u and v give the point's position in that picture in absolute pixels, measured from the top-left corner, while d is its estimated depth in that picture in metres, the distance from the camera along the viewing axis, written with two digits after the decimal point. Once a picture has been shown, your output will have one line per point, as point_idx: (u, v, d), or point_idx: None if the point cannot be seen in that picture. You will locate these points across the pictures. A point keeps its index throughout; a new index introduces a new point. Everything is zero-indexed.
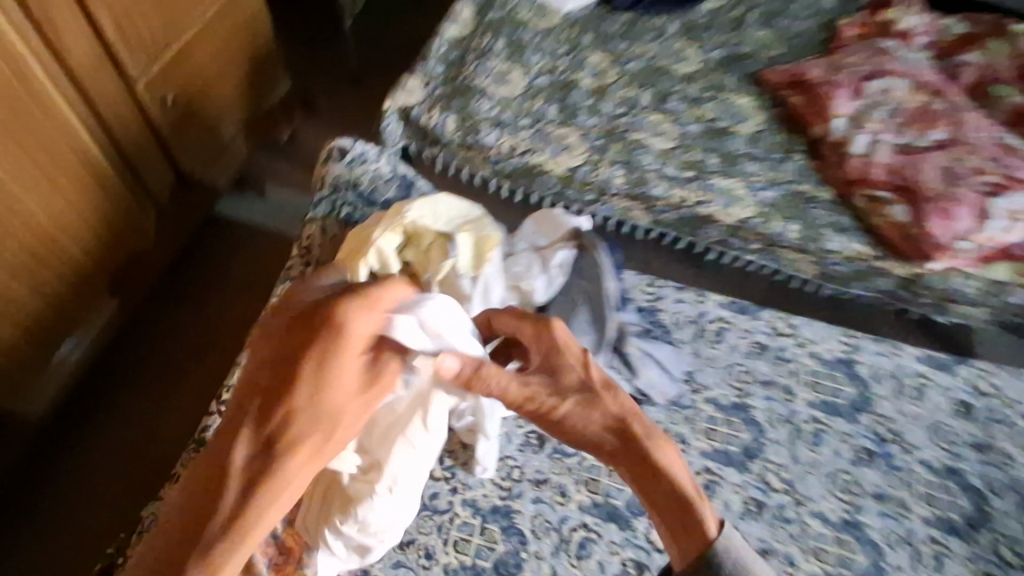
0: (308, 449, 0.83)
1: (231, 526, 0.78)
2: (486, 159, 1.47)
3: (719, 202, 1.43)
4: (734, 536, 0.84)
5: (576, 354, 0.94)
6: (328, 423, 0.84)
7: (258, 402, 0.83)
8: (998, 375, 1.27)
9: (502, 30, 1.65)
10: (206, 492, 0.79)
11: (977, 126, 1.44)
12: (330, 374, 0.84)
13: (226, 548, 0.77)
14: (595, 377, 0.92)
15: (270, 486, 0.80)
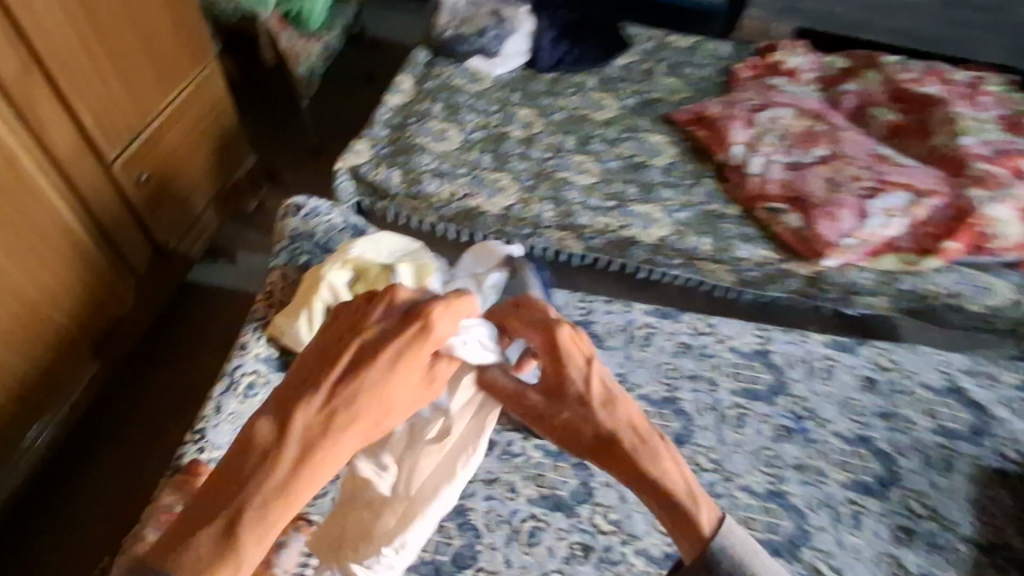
0: (359, 445, 0.78)
1: (271, 511, 0.73)
2: (431, 206, 1.66)
3: (639, 225, 1.61)
4: (732, 535, 0.82)
5: (579, 365, 0.87)
6: (382, 420, 0.79)
7: (321, 390, 0.76)
8: (896, 351, 1.42)
9: (440, 96, 1.88)
10: (258, 465, 0.74)
11: (855, 140, 1.65)
12: (396, 371, 0.79)
13: (262, 535, 0.73)
14: (595, 392, 0.86)
15: (315, 477, 0.75)
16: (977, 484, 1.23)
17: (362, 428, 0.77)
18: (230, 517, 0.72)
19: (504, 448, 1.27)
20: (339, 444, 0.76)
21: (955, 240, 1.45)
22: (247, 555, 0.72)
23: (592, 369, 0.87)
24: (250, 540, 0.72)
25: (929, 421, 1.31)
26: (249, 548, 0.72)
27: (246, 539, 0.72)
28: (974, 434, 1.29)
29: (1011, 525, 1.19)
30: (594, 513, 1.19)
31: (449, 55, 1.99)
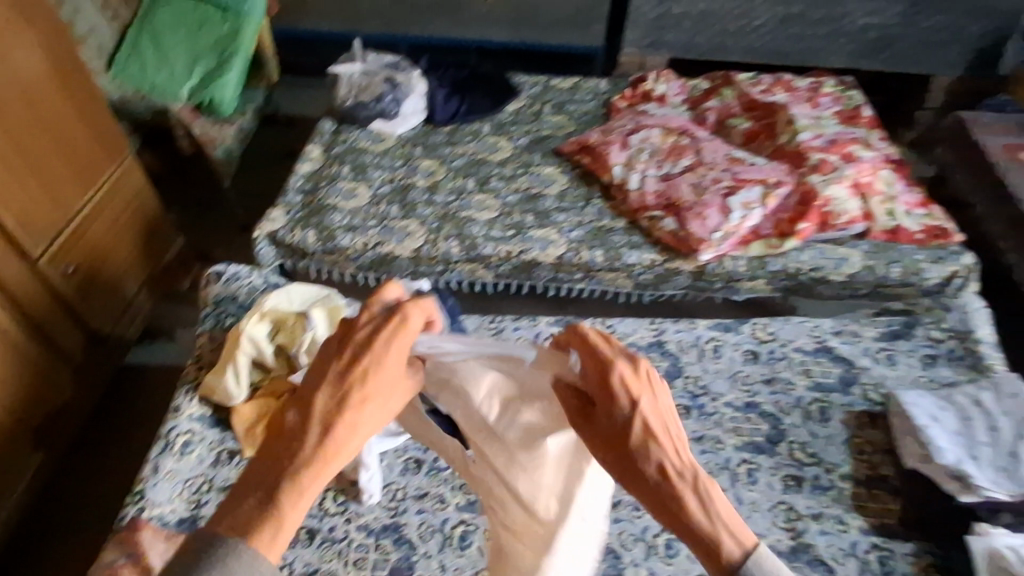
0: (374, 426, 0.79)
1: (300, 495, 0.71)
2: (348, 258, 1.80)
3: (537, 247, 1.78)
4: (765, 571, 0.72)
5: (622, 393, 0.78)
6: (391, 401, 0.81)
7: (329, 374, 0.76)
8: (773, 324, 1.60)
9: (349, 159, 2.06)
10: (286, 447, 0.73)
11: (714, 149, 1.91)
12: (399, 351, 0.80)
13: (294, 518, 0.70)
14: (636, 424, 0.78)
15: (337, 458, 0.75)
16: (851, 426, 1.38)
17: (378, 409, 0.79)
18: (263, 498, 0.70)
19: (432, 463, 1.35)
20: (356, 416, 0.76)
21: (807, 220, 1.69)
22: (282, 541, 0.69)
23: (639, 406, 0.78)
24: (282, 527, 0.69)
25: (806, 380, 1.47)
26: (282, 534, 0.69)
27: (278, 525, 0.69)
28: (845, 385, 1.46)
29: (884, 455, 1.33)
30: None
31: (354, 122, 2.18)
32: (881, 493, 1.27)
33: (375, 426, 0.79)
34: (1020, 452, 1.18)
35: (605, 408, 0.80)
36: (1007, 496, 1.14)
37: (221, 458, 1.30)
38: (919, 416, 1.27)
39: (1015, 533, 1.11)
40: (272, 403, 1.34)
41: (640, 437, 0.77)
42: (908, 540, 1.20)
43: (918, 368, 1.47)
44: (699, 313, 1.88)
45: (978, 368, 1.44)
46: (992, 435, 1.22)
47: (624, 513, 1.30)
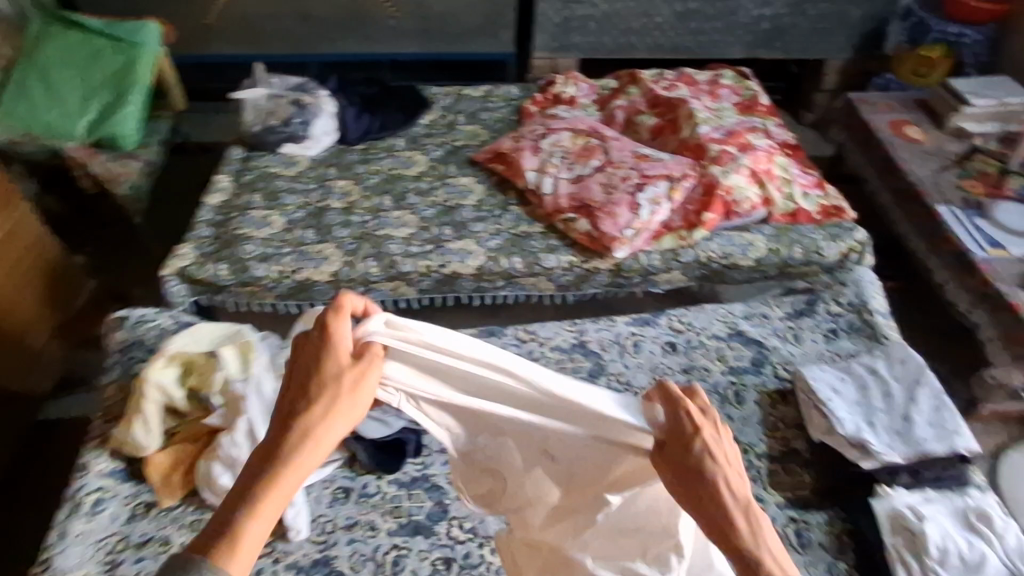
0: (337, 426, 0.91)
1: (267, 497, 0.83)
2: (265, 289, 1.76)
3: (457, 259, 1.79)
4: None
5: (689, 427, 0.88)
6: (349, 402, 0.93)
7: (282, 405, 0.90)
8: (688, 314, 1.65)
9: (260, 186, 2.01)
10: (254, 471, 0.85)
11: (621, 147, 1.96)
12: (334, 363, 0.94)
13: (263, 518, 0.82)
14: (701, 449, 0.86)
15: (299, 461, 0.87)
16: (765, 406, 1.45)
17: (333, 413, 0.91)
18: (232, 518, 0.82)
19: (361, 492, 1.32)
20: (308, 436, 0.88)
21: (712, 211, 1.77)
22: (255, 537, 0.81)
23: (702, 434, 0.86)
24: (247, 539, 0.80)
25: (721, 365, 1.53)
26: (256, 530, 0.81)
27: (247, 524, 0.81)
28: (757, 366, 1.52)
29: (795, 431, 1.40)
30: (452, 528, 1.27)
31: (263, 147, 2.12)
32: (795, 467, 1.33)
33: (338, 426, 0.91)
34: (911, 415, 1.26)
35: (675, 435, 0.89)
36: (902, 458, 1.21)
37: (135, 512, 1.25)
38: (822, 389, 1.34)
39: (911, 491, 1.19)
40: (188, 448, 1.31)
41: (698, 462, 0.85)
42: (821, 509, 1.27)
43: (822, 343, 1.55)
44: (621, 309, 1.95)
45: (874, 338, 1.54)
46: (886, 400, 1.30)
47: None
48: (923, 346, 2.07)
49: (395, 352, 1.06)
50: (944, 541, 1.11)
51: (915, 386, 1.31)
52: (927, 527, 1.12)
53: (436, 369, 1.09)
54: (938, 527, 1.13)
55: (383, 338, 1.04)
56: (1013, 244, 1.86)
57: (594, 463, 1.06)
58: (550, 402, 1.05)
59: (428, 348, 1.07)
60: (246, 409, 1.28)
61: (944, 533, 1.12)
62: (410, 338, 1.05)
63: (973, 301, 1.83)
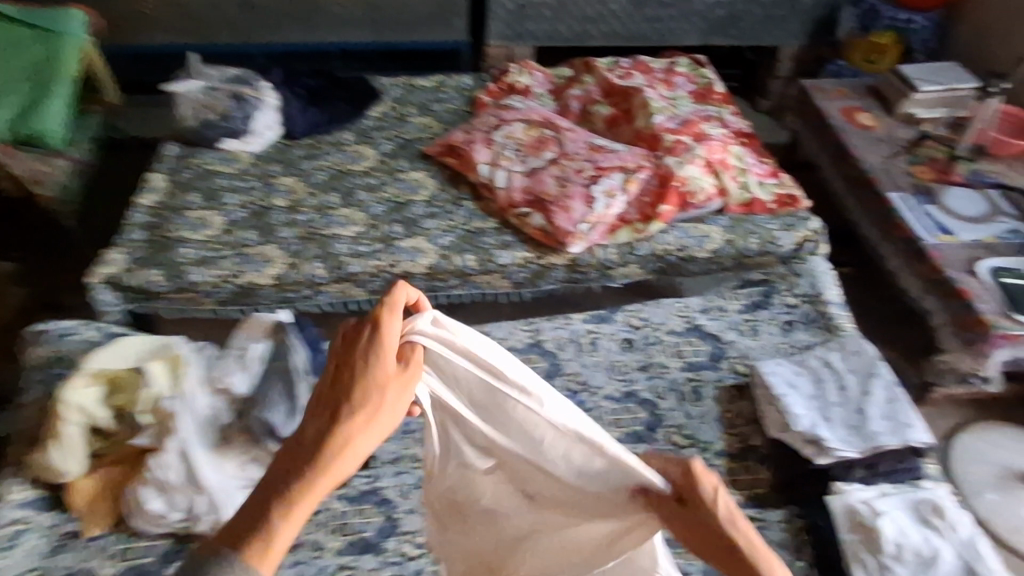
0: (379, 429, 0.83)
1: (301, 501, 0.76)
2: (203, 295, 1.66)
3: (407, 258, 1.72)
4: None
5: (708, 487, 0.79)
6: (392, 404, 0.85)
7: (324, 400, 0.82)
8: (645, 309, 1.62)
9: (197, 185, 1.89)
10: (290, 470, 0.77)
11: (576, 138, 1.90)
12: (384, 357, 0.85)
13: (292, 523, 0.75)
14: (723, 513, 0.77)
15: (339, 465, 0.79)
16: (723, 401, 1.43)
17: (378, 415, 0.83)
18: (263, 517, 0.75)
19: None
20: (349, 428, 0.80)
21: (668, 203, 1.74)
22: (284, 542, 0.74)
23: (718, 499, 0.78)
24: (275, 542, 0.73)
25: (679, 361, 1.51)
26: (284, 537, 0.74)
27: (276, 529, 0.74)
28: (714, 361, 1.51)
29: (753, 427, 1.39)
30: (403, 543, 1.22)
31: (201, 142, 2.00)
32: (753, 464, 1.32)
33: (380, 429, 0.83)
34: (865, 408, 1.25)
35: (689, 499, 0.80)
36: (857, 453, 1.20)
37: (58, 543, 1.17)
38: (778, 385, 1.33)
39: (867, 486, 1.20)
40: (116, 471, 1.23)
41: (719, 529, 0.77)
42: (780, 507, 1.25)
43: (778, 335, 1.55)
44: (580, 305, 1.84)
45: (829, 329, 1.54)
46: (841, 394, 1.30)
47: None
48: (877, 331, 2.10)
49: (433, 356, 0.96)
50: (898, 536, 1.12)
51: (869, 378, 1.31)
52: (882, 523, 1.12)
53: (461, 384, 0.98)
54: (893, 522, 1.13)
55: (427, 338, 0.95)
56: (961, 229, 1.88)
57: (596, 518, 0.94)
58: (563, 444, 0.93)
59: (462, 358, 0.96)
60: (182, 427, 1.19)
61: (898, 528, 1.13)
62: (450, 347, 0.96)
63: (923, 287, 1.85)
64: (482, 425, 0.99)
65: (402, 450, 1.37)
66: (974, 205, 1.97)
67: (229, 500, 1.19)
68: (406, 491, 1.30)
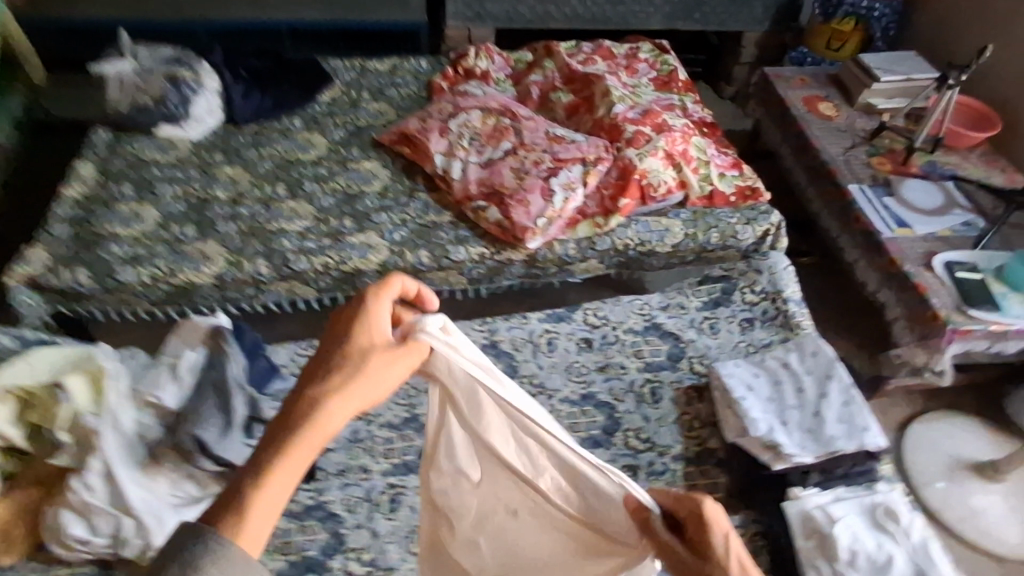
0: (366, 395, 0.70)
1: (287, 464, 0.62)
2: (136, 295, 1.55)
3: (357, 255, 1.63)
4: None
5: (721, 535, 0.75)
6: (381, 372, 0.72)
7: (317, 365, 0.71)
8: (604, 307, 1.58)
9: (129, 175, 1.76)
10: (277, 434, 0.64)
11: (535, 127, 1.83)
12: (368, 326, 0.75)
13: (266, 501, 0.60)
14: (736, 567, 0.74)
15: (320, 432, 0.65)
16: (681, 403, 1.41)
17: (362, 380, 0.70)
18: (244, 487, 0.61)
19: None
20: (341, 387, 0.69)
21: (628, 196, 1.69)
22: (256, 525, 0.58)
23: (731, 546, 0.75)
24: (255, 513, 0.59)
25: (637, 362, 1.48)
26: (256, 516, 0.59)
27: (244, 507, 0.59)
28: (673, 361, 1.48)
29: (710, 429, 1.37)
30: (348, 561, 1.17)
31: (134, 129, 1.86)
32: (709, 469, 1.30)
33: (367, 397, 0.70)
34: (822, 411, 1.25)
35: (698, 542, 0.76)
36: (813, 458, 1.20)
37: None
38: (736, 387, 1.31)
39: (823, 491, 1.20)
40: (36, 492, 1.14)
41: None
42: (736, 512, 1.23)
43: (737, 334, 1.53)
44: (542, 298, 1.92)
45: (787, 327, 1.52)
46: (798, 396, 1.29)
47: None
48: (835, 323, 2.09)
49: (438, 359, 0.86)
50: (853, 543, 1.11)
51: (826, 380, 1.30)
52: (836, 531, 1.12)
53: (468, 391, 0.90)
54: (848, 528, 1.13)
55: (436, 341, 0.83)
56: (918, 222, 1.88)
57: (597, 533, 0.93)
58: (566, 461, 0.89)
59: (473, 368, 0.88)
60: (102, 447, 1.10)
61: (852, 535, 1.13)
62: (459, 355, 0.86)
63: (880, 280, 1.85)
64: (482, 434, 0.94)
65: (350, 460, 1.30)
66: (931, 197, 1.97)
67: (159, 521, 1.12)
68: (354, 504, 1.24)
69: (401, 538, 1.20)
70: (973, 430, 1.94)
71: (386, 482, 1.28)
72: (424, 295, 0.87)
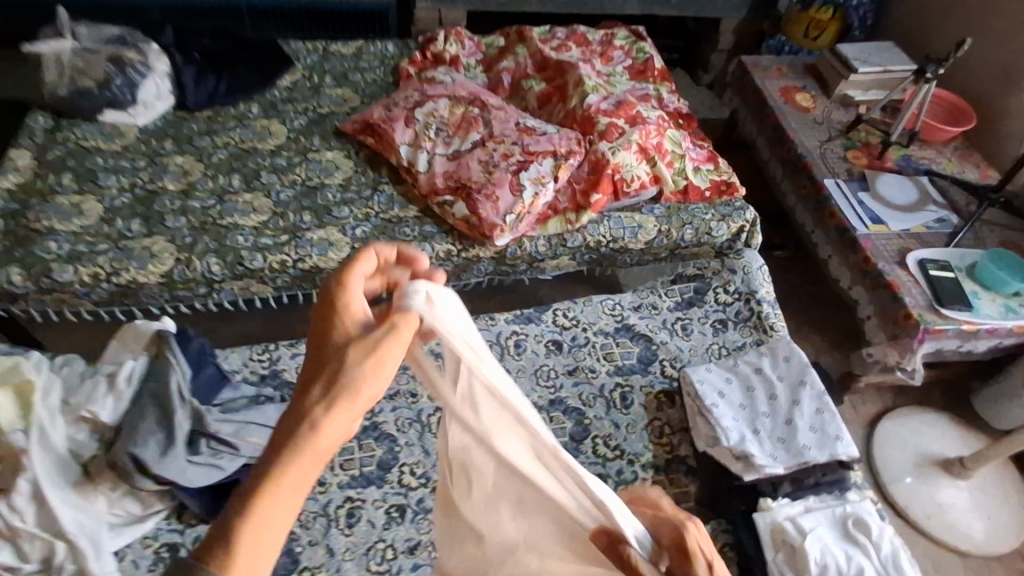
0: (359, 393, 0.65)
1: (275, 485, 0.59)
2: (76, 295, 1.45)
3: (316, 252, 1.55)
4: None
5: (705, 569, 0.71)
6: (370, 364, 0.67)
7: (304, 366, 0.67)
8: (574, 308, 1.54)
9: (70, 164, 1.64)
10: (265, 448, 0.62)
11: (506, 118, 1.76)
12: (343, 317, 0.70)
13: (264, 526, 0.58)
14: None
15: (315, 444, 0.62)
16: (651, 408, 1.38)
17: (352, 377, 0.65)
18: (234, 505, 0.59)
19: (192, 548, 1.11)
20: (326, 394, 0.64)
21: (600, 191, 1.63)
22: (251, 556, 0.56)
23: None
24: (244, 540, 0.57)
25: (607, 364, 1.44)
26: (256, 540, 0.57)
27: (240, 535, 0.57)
28: (644, 365, 1.44)
29: (680, 435, 1.34)
30: None
31: (76, 114, 1.73)
32: (679, 477, 1.27)
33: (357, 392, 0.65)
34: (794, 419, 1.22)
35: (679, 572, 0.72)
36: (784, 468, 1.17)
37: None
38: (707, 393, 1.27)
39: (793, 502, 1.17)
40: None
41: None
42: (705, 522, 1.21)
43: (709, 335, 1.49)
44: (507, 299, 1.86)
45: (760, 329, 1.49)
46: (770, 403, 1.26)
47: (424, 556, 1.16)
48: (808, 319, 2.07)
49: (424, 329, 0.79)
50: (823, 555, 1.08)
51: (798, 387, 1.27)
52: (807, 542, 1.09)
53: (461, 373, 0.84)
54: (818, 540, 1.10)
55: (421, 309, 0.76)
56: (893, 219, 1.86)
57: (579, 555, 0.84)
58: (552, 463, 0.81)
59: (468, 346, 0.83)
60: (31, 464, 1.02)
61: (823, 546, 1.10)
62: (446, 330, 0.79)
63: (853, 278, 1.83)
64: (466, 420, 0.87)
65: None
66: (905, 193, 1.95)
67: (96, 545, 1.04)
68: (308, 520, 1.18)
69: (358, 556, 1.15)
70: (943, 426, 1.94)
71: (343, 495, 1.22)
72: (408, 254, 0.83)
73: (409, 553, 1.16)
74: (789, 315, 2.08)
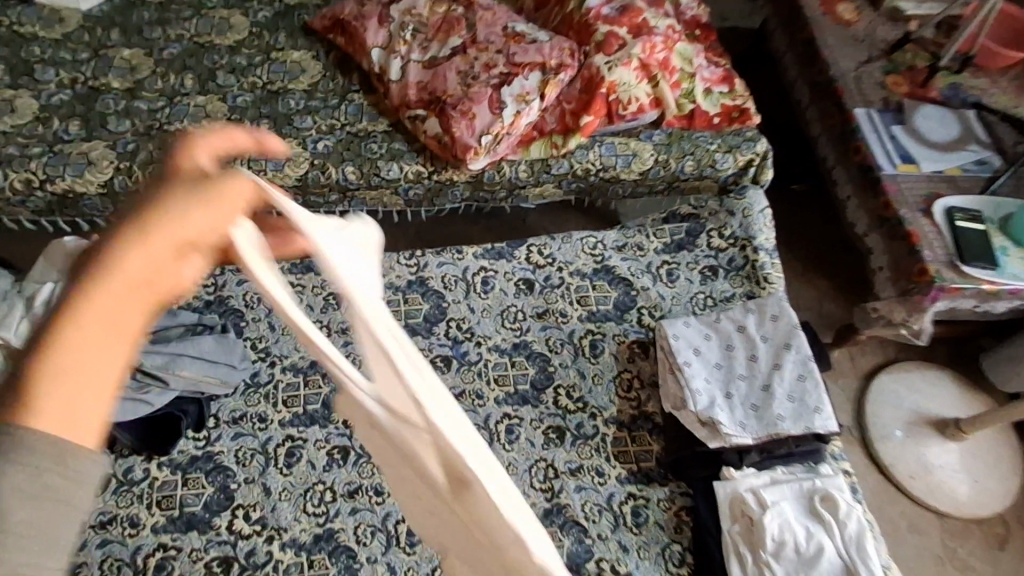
0: (186, 228, 0.45)
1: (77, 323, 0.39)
2: (12, 202, 1.34)
3: (271, 167, 1.41)
4: None
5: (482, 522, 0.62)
6: (202, 202, 0.47)
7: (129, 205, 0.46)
8: (551, 244, 1.40)
9: (5, 53, 1.48)
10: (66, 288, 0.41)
11: (493, 20, 1.54)
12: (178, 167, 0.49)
13: (69, 427, 0.38)
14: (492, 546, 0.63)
15: (127, 278, 0.41)
16: (622, 359, 1.28)
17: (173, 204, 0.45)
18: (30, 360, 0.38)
19: (122, 480, 1.08)
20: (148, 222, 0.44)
21: (592, 112, 1.44)
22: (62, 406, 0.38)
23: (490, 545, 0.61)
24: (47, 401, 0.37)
25: (580, 309, 1.33)
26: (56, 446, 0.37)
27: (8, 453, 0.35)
28: (620, 312, 1.33)
29: (650, 390, 1.25)
30: (234, 519, 1.07)
31: None
32: (643, 436, 1.19)
33: (193, 231, 0.45)
34: (772, 385, 1.11)
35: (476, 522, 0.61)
36: (753, 438, 1.08)
37: None
38: (682, 349, 1.16)
39: (759, 472, 1.09)
40: None
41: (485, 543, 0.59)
42: (664, 484, 1.14)
43: (696, 284, 1.36)
44: (473, 232, 1.70)
45: (753, 280, 1.35)
46: (749, 366, 1.14)
47: (363, 501, 1.11)
48: (818, 264, 1.91)
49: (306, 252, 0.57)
50: (781, 531, 1.01)
51: (782, 350, 1.14)
52: (765, 517, 1.02)
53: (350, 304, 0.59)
54: (779, 515, 1.03)
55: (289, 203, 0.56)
56: (926, 158, 1.65)
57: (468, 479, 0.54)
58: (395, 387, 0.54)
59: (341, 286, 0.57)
60: None
61: (782, 521, 1.02)
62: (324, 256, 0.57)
63: (870, 223, 1.66)
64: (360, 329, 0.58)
65: (246, 407, 1.17)
66: (946, 129, 1.71)
67: None
68: (246, 457, 1.13)
69: (295, 496, 1.10)
70: (947, 386, 1.82)
71: (284, 433, 1.16)
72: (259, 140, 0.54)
73: (348, 497, 1.11)
74: (797, 258, 1.91)
